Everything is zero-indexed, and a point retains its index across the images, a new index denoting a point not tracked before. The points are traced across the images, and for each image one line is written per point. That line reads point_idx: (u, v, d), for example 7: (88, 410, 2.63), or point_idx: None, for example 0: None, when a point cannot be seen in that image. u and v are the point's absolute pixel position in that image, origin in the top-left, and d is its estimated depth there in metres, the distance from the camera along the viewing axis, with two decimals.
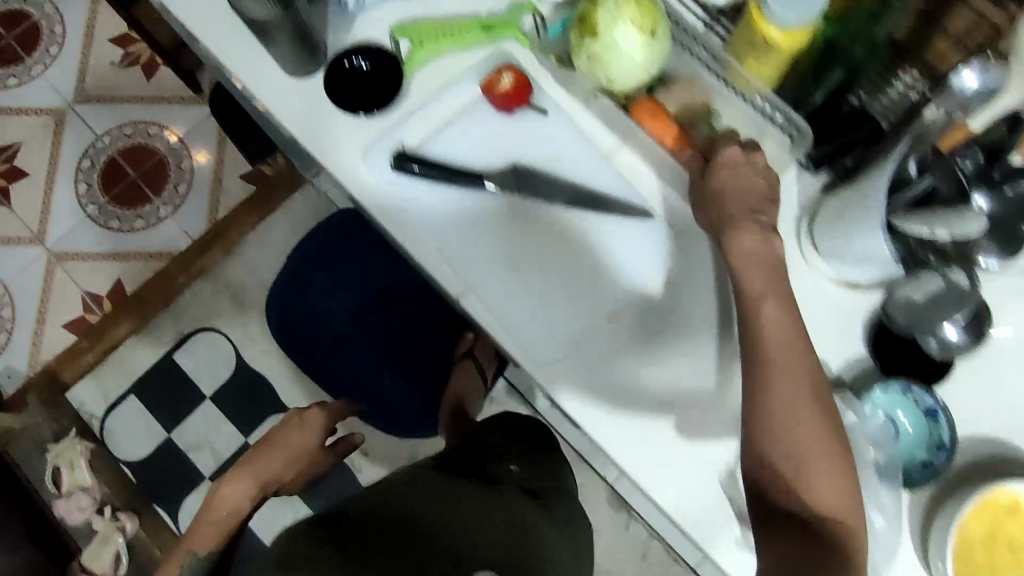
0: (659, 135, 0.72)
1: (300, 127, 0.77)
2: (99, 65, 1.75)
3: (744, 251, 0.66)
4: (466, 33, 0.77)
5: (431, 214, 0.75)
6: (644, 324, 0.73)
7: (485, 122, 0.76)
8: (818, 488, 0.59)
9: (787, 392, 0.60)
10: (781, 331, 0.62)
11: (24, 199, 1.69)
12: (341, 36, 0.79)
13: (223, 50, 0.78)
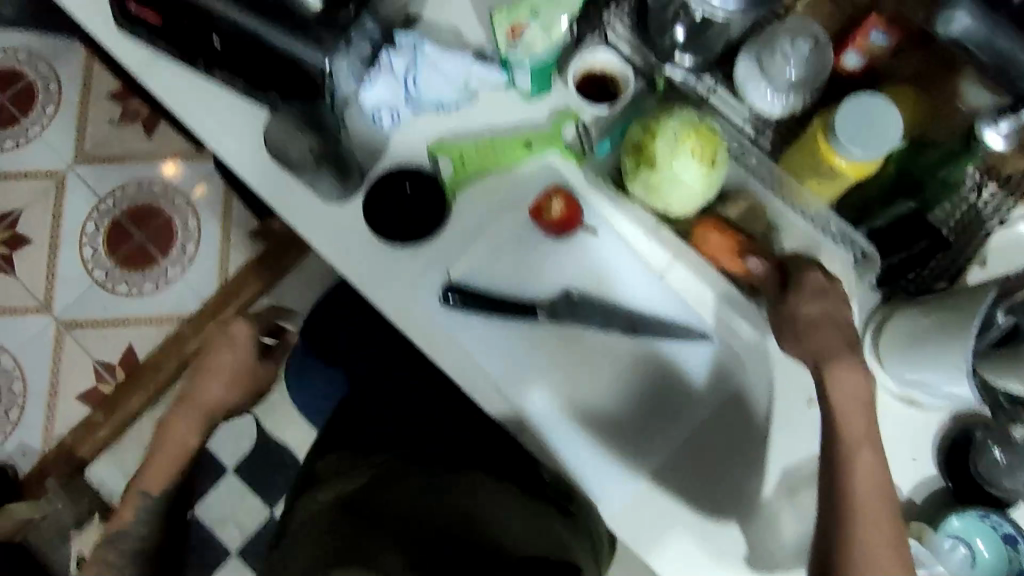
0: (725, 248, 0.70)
1: (344, 261, 0.75)
2: (96, 122, 1.51)
3: (847, 392, 0.62)
4: (509, 152, 0.75)
5: (482, 349, 0.72)
6: (706, 449, 0.73)
7: (534, 247, 0.75)
8: None
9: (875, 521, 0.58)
10: (871, 468, 0.60)
11: (29, 263, 1.47)
12: (377, 155, 0.76)
13: (260, 184, 0.76)
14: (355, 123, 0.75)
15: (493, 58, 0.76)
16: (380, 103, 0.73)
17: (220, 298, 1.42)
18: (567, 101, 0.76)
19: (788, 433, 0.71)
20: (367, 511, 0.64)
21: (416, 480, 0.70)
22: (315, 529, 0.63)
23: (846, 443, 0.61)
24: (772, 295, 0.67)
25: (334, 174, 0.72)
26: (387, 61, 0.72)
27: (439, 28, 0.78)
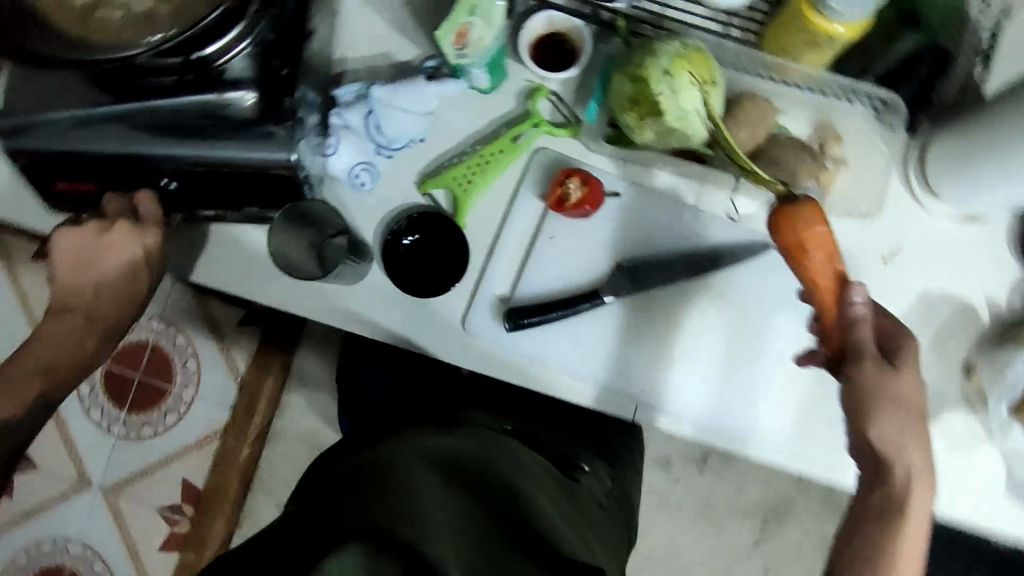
0: (810, 249, 0.60)
1: (398, 327, 0.70)
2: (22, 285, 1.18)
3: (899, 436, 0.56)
4: (500, 155, 0.70)
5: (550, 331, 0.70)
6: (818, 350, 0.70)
7: (567, 235, 0.71)
8: None
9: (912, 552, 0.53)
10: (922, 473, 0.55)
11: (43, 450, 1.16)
12: (372, 216, 0.71)
13: (283, 282, 0.70)
14: (334, 194, 0.70)
15: (440, 69, 0.70)
16: (354, 163, 0.69)
17: (245, 402, 1.22)
18: (529, 77, 0.72)
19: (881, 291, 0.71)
20: (468, 469, 0.57)
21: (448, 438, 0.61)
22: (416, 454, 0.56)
23: (897, 454, 0.56)
24: (866, 342, 0.57)
25: (351, 259, 0.67)
26: (343, 121, 0.68)
27: (370, 61, 0.72)
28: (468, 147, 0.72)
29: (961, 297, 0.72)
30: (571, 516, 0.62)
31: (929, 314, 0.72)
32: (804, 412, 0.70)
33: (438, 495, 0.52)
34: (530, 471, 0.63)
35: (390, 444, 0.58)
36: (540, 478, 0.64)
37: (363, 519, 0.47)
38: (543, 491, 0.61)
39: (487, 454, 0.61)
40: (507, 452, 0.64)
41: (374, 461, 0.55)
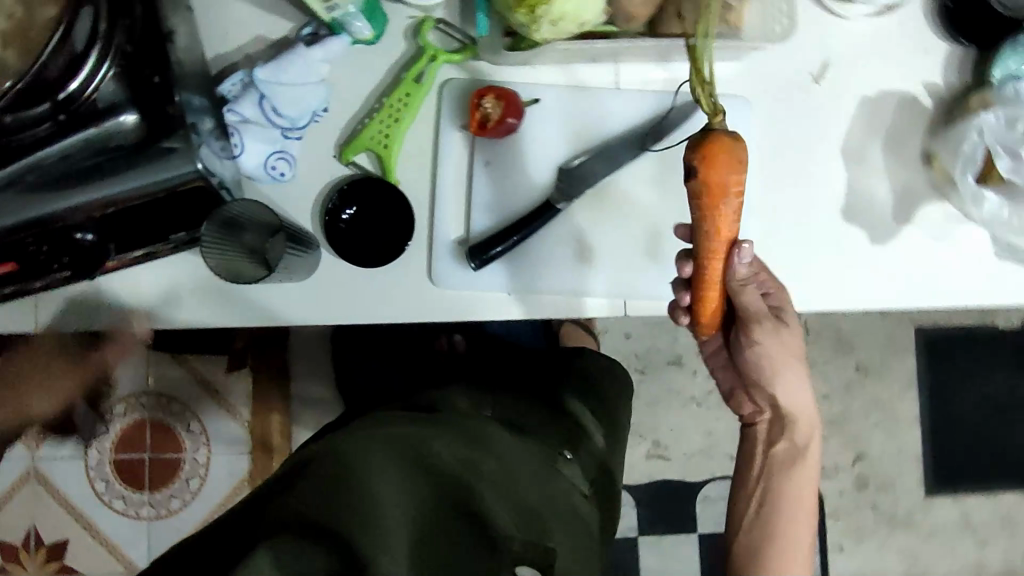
0: (730, 188, 0.60)
1: (370, 302, 0.68)
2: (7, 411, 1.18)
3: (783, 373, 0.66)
4: (409, 99, 0.67)
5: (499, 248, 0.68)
6: (775, 186, 0.70)
7: (501, 157, 0.69)
8: (791, 529, 0.65)
9: (797, 468, 0.66)
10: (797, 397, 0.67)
11: (80, 551, 1.19)
12: (304, 203, 0.69)
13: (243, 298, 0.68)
14: (259, 195, 0.68)
15: (319, 32, 0.66)
16: (267, 156, 0.66)
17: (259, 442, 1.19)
18: (410, 13, 0.69)
19: (821, 112, 0.71)
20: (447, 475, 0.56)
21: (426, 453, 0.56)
22: (375, 470, 0.52)
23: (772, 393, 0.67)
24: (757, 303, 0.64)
25: (294, 249, 0.64)
26: (238, 116, 0.65)
27: (246, 50, 0.69)
28: (375, 103, 0.69)
29: (900, 89, 0.72)
30: (544, 505, 0.59)
31: (874, 116, 0.71)
32: (782, 252, 0.70)
33: (396, 488, 0.52)
34: (522, 472, 0.61)
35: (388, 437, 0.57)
36: (528, 469, 0.62)
37: (310, 507, 0.49)
38: (519, 490, 0.58)
39: (475, 452, 0.58)
40: (499, 449, 0.61)
41: (341, 457, 0.54)
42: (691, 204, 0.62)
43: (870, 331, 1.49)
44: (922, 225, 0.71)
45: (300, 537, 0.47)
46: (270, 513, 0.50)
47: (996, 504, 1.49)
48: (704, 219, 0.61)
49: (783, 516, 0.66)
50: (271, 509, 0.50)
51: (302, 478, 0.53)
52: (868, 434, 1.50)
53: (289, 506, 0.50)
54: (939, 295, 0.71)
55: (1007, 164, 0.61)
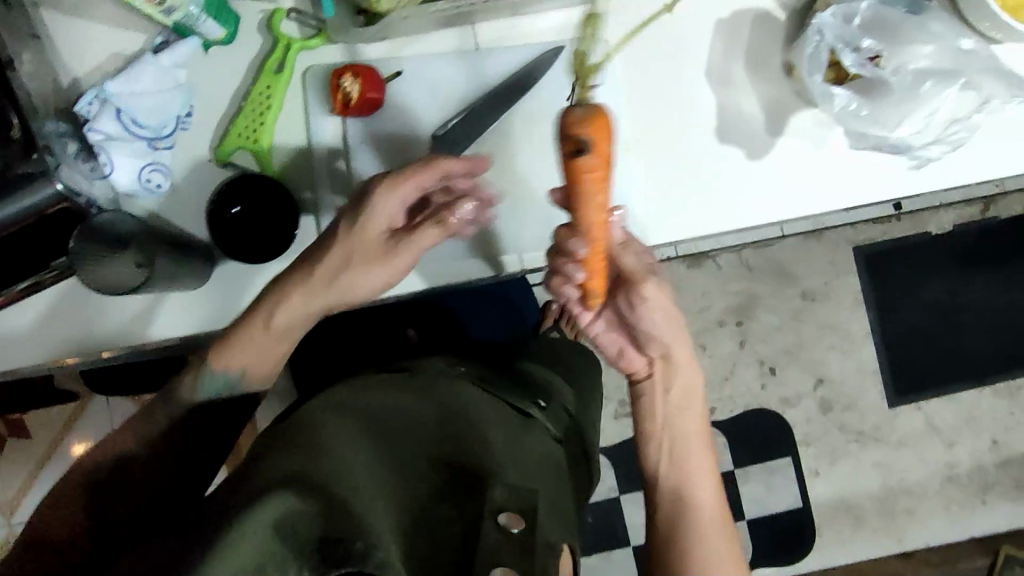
0: (601, 177, 0.58)
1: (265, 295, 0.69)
2: None
3: (658, 311, 0.67)
4: (271, 91, 0.68)
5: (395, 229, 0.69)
6: (646, 119, 0.72)
7: (374, 134, 0.70)
8: (694, 470, 0.68)
9: (684, 410, 0.70)
10: (675, 337, 0.69)
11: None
12: (187, 212, 0.69)
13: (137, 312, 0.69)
14: (138, 209, 0.68)
15: (169, 39, 0.67)
16: (140, 169, 0.66)
17: None
18: (260, 7, 0.69)
19: (680, 40, 0.72)
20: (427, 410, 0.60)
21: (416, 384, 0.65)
22: (347, 426, 0.55)
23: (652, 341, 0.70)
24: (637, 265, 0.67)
25: (179, 261, 0.64)
26: (101, 133, 0.64)
27: (103, 69, 0.69)
28: (239, 101, 0.69)
29: (755, 5, 0.73)
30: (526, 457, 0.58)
31: (732, 36, 0.73)
32: (662, 181, 0.72)
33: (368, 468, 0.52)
34: (491, 437, 0.58)
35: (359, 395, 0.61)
36: (494, 425, 0.60)
37: (281, 475, 0.48)
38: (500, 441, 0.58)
39: (443, 419, 0.59)
40: (473, 412, 0.61)
41: (313, 415, 0.56)
42: (583, 178, 0.57)
43: (810, 258, 1.52)
44: (796, 132, 0.72)
45: (287, 497, 0.46)
46: (241, 486, 0.48)
47: (957, 405, 1.53)
48: (596, 196, 0.58)
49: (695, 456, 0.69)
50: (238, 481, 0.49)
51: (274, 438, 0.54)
52: (825, 358, 1.52)
53: (264, 475, 0.48)
54: (822, 199, 0.72)
55: (852, 59, 0.62)
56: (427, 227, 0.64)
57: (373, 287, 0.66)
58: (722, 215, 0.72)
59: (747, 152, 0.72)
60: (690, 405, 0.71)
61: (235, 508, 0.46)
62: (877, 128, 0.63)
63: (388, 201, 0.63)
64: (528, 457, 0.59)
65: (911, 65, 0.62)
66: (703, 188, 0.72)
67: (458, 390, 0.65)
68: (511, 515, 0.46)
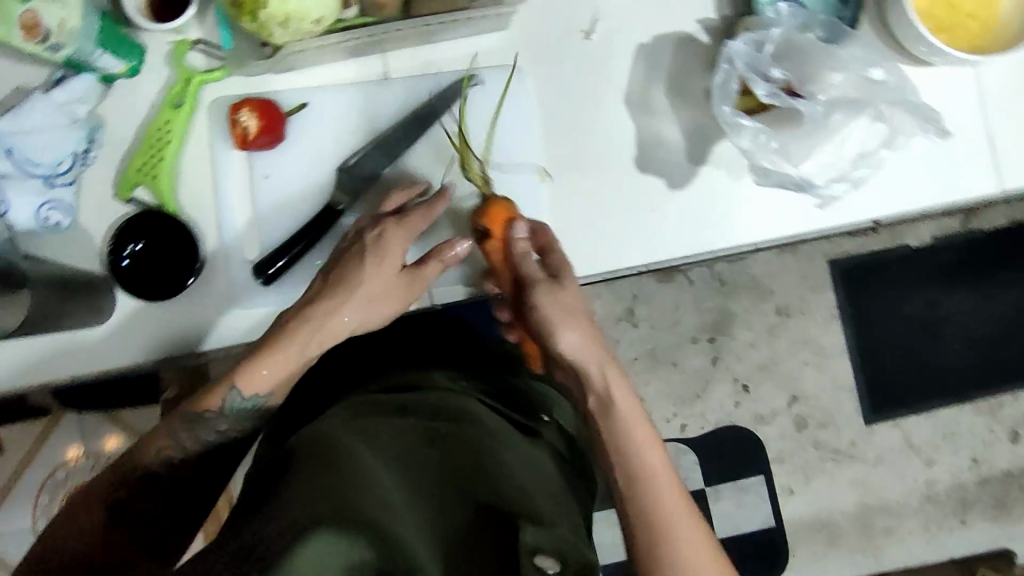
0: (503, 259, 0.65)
1: (173, 333, 0.68)
2: None
3: None
4: (170, 125, 0.67)
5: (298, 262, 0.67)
6: (564, 149, 0.70)
7: (279, 168, 0.69)
8: None
9: None
10: None
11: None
12: (91, 249, 0.68)
13: (43, 350, 0.67)
14: (41, 245, 0.67)
15: (66, 74, 0.65)
16: (37, 207, 0.64)
17: None
18: (165, 39, 0.68)
19: (600, 67, 0.70)
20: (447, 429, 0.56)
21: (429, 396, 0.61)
22: (370, 448, 0.50)
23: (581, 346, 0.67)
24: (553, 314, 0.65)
25: (77, 287, 0.65)
26: None
27: (6, 103, 0.67)
28: (142, 136, 0.68)
29: (679, 29, 0.70)
30: (545, 494, 0.56)
31: (654, 62, 0.70)
32: (578, 213, 0.70)
33: (397, 488, 0.48)
34: (506, 459, 0.56)
35: (366, 414, 0.57)
36: (507, 444, 0.59)
37: (315, 502, 0.43)
38: (521, 478, 0.55)
39: (458, 439, 0.55)
40: (487, 430, 0.58)
41: (330, 435, 0.52)
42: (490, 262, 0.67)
43: (784, 272, 1.48)
44: (722, 160, 0.69)
45: (328, 533, 0.41)
46: (272, 513, 0.43)
47: (936, 421, 1.49)
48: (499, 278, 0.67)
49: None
50: (264, 511, 0.44)
51: (286, 467, 0.49)
52: (800, 374, 1.49)
53: (295, 502, 0.44)
54: (748, 230, 0.69)
55: (764, 87, 0.59)
56: (431, 262, 0.63)
57: (372, 323, 0.62)
58: (642, 249, 0.70)
59: (667, 182, 0.70)
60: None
61: (266, 543, 0.41)
62: (782, 163, 0.60)
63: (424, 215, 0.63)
64: (542, 482, 0.57)
65: (822, 94, 0.60)
66: (621, 221, 0.70)
67: (470, 406, 0.62)
68: (545, 559, 0.47)
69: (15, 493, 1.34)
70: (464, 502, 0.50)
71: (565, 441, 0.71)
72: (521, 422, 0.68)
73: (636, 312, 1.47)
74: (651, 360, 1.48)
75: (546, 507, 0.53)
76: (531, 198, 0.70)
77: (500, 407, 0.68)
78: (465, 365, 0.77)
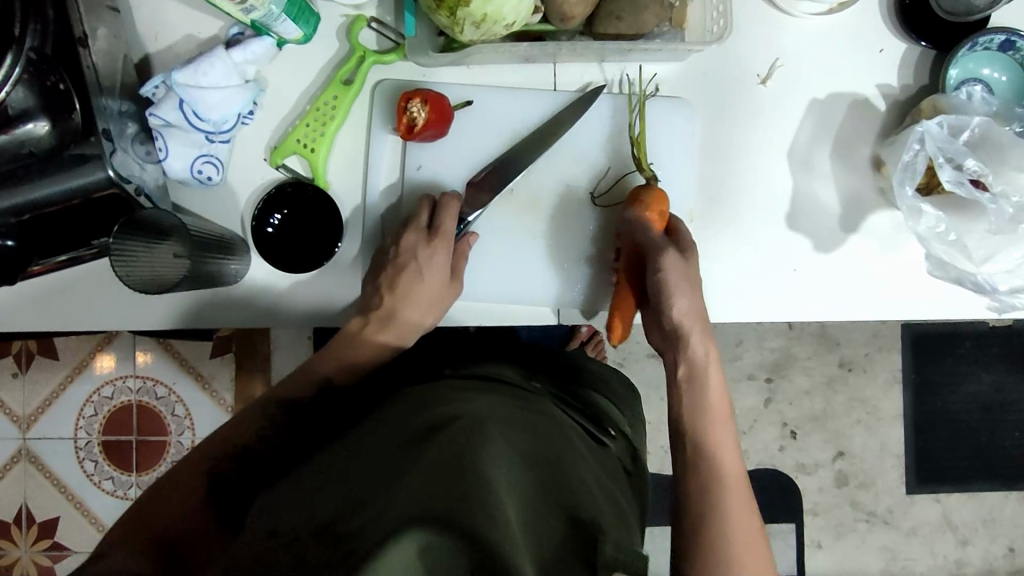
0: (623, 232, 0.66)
1: (296, 302, 0.69)
2: None
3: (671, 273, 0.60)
4: (337, 101, 0.66)
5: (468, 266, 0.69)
6: (718, 191, 0.69)
7: (433, 160, 0.68)
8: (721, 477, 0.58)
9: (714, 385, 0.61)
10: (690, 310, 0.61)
11: (71, 528, 1.36)
12: (231, 207, 0.68)
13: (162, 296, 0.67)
14: (190, 196, 0.68)
15: (244, 33, 0.65)
16: (193, 159, 0.65)
17: None
18: (342, 11, 0.67)
19: (768, 115, 0.68)
20: (532, 425, 0.54)
21: (511, 393, 0.60)
22: (473, 438, 0.47)
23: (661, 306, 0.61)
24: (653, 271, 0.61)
25: (216, 254, 0.64)
26: (161, 120, 0.63)
27: (176, 50, 0.68)
28: (303, 106, 0.68)
29: (855, 91, 0.68)
30: (613, 506, 0.54)
31: (823, 119, 0.68)
32: (725, 260, 0.68)
33: (503, 476, 0.45)
34: (584, 476, 0.54)
35: (453, 404, 0.54)
36: (584, 457, 0.58)
37: (413, 502, 0.41)
38: (593, 487, 0.54)
39: (538, 435, 0.54)
40: (565, 445, 0.56)
41: (422, 427, 0.50)
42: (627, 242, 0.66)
43: (855, 327, 1.43)
44: (871, 230, 0.68)
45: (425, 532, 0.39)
46: (372, 513, 0.41)
47: (978, 503, 1.45)
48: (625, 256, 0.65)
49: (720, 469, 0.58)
50: (359, 512, 0.42)
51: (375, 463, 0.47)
52: (850, 431, 1.44)
53: (392, 504, 0.42)
54: (879, 305, 0.68)
55: (950, 174, 0.58)
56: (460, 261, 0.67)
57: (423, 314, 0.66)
58: (783, 309, 0.69)
59: (816, 245, 0.68)
60: (713, 397, 0.61)
61: (361, 542, 0.39)
62: (961, 260, 0.59)
63: (451, 219, 0.65)
64: (613, 502, 0.55)
65: (1015, 195, 0.58)
66: (765, 275, 0.68)
67: (551, 412, 0.61)
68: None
69: (54, 400, 1.36)
70: (549, 496, 0.48)
71: (630, 455, 0.70)
72: (590, 433, 0.66)
73: None
74: None
75: (620, 530, 0.50)
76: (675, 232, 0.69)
77: (575, 414, 0.67)
78: (536, 370, 0.75)
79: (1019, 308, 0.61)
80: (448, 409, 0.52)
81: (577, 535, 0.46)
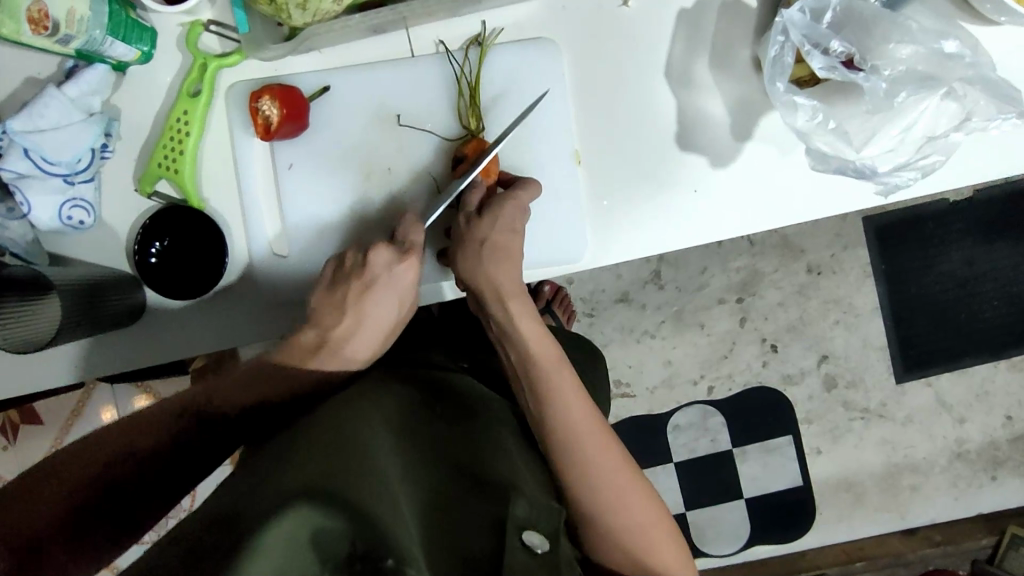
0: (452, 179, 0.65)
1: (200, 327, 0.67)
2: None
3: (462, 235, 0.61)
4: (189, 115, 0.64)
5: None
6: (601, 126, 0.66)
7: (302, 157, 0.66)
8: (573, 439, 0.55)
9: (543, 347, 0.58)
10: (484, 271, 0.60)
11: None
12: (114, 245, 0.66)
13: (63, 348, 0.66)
14: (70, 245, 0.66)
15: (78, 65, 0.63)
16: (59, 206, 0.62)
17: None
18: (177, 20, 0.64)
19: (638, 37, 0.65)
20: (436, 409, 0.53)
21: (418, 375, 0.58)
22: (366, 427, 0.46)
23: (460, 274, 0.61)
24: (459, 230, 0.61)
25: (116, 293, 0.62)
26: (12, 172, 0.60)
27: (19, 96, 0.65)
28: (158, 127, 0.65)
29: None
30: (533, 470, 0.52)
31: (695, 28, 0.65)
32: (622, 193, 0.66)
33: (389, 466, 0.43)
34: (499, 442, 0.51)
35: (346, 396, 0.52)
36: (502, 423, 0.56)
37: (290, 487, 0.39)
38: (511, 453, 0.51)
39: (443, 417, 0.52)
40: (478, 416, 0.54)
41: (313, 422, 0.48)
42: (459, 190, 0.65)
43: (817, 231, 1.41)
44: (768, 133, 0.65)
45: (305, 506, 0.37)
46: (261, 493, 0.39)
47: (969, 379, 1.44)
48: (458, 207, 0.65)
49: (575, 432, 0.55)
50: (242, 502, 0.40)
51: (263, 463, 0.45)
52: (830, 335, 1.43)
53: (281, 481, 0.40)
54: (790, 208, 0.66)
55: (821, 61, 0.55)
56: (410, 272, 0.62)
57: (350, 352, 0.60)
58: (691, 233, 0.67)
59: (710, 160, 0.66)
60: (546, 358, 0.58)
61: (246, 523, 0.37)
62: (842, 148, 0.57)
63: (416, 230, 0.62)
64: (533, 464, 0.53)
65: (887, 69, 0.55)
66: (665, 202, 0.66)
67: (464, 384, 0.59)
68: (534, 535, 0.42)
69: None
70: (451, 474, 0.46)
71: None
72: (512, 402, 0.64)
73: (662, 274, 1.40)
74: (676, 323, 1.42)
75: (538, 490, 0.48)
76: (565, 177, 0.66)
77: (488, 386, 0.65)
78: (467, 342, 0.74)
79: (904, 185, 0.60)
80: (349, 399, 0.51)
81: (479, 506, 0.44)
